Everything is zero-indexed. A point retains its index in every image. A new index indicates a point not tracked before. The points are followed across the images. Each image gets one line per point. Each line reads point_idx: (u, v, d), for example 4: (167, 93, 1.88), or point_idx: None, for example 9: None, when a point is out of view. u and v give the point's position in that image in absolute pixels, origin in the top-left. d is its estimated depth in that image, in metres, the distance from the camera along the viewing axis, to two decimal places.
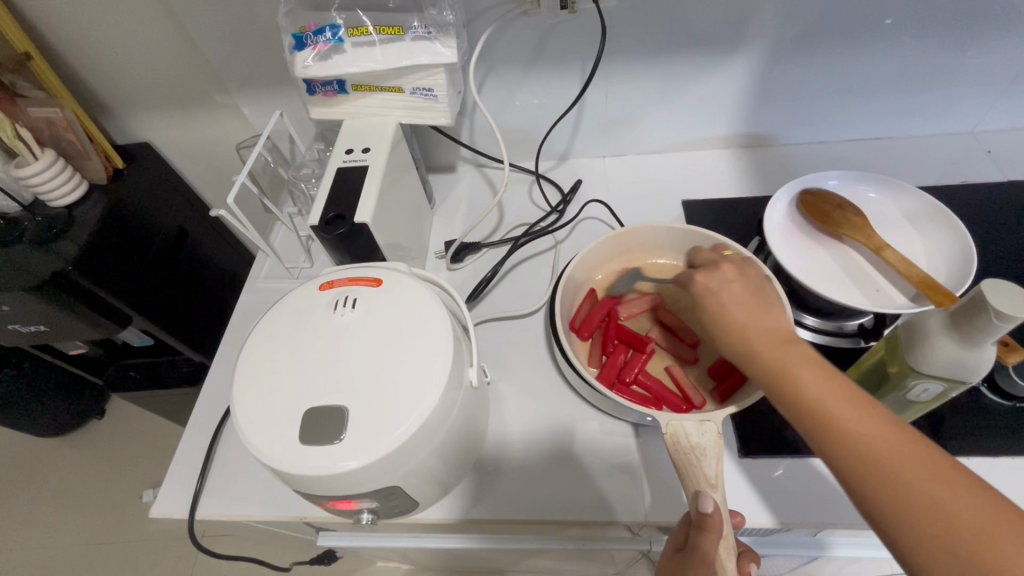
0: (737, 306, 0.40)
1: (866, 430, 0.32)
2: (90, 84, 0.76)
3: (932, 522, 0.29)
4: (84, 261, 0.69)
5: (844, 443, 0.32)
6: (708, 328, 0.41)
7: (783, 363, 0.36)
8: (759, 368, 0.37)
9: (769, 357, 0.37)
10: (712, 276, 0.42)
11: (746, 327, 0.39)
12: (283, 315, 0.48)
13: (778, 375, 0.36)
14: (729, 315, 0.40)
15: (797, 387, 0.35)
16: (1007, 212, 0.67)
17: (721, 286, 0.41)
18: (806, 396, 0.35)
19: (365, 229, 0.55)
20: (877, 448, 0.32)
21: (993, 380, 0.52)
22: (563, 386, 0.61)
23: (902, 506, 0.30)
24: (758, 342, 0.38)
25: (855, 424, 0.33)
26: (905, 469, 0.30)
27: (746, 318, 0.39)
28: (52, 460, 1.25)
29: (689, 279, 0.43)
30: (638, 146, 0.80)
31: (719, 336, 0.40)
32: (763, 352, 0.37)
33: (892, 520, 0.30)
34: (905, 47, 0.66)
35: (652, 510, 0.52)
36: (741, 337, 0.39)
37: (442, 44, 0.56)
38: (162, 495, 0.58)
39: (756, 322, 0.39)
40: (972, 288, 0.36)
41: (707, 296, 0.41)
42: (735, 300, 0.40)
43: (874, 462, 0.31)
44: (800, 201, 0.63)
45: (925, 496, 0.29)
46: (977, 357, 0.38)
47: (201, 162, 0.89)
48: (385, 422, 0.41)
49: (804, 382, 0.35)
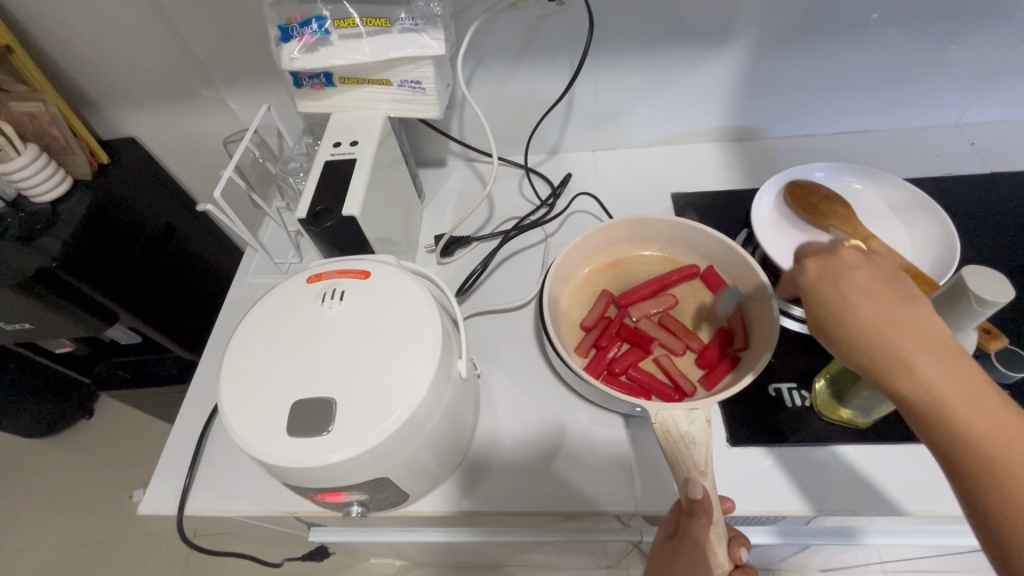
0: (866, 302, 0.35)
1: (1003, 442, 0.30)
2: (73, 77, 0.75)
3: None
4: (69, 257, 0.69)
5: (971, 450, 0.30)
6: (815, 322, 0.37)
7: (908, 360, 0.33)
8: (894, 379, 0.33)
9: (894, 351, 0.33)
10: (827, 265, 0.37)
11: (882, 330, 0.34)
12: (270, 308, 0.48)
13: (903, 376, 0.33)
14: (856, 313, 0.35)
15: (924, 388, 0.32)
16: (990, 204, 0.68)
17: (849, 281, 0.36)
18: (935, 397, 0.32)
19: (353, 222, 0.55)
20: (1011, 461, 0.29)
21: (977, 368, 0.53)
22: (554, 378, 0.61)
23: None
24: (887, 337, 0.34)
25: (988, 430, 0.30)
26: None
27: (877, 313, 0.34)
28: (39, 461, 1.24)
29: (801, 272, 0.38)
30: (628, 139, 0.80)
31: (827, 332, 0.36)
32: (885, 345, 0.34)
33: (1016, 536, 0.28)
34: (891, 39, 0.67)
35: (643, 499, 0.52)
36: (865, 329, 0.34)
37: (430, 36, 0.56)
38: (150, 491, 0.57)
39: (882, 316, 0.34)
40: (954, 275, 0.37)
41: (829, 290, 0.36)
42: (862, 293, 0.35)
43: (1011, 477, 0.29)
44: (786, 193, 0.63)
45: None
46: (959, 342, 0.38)
47: (188, 157, 0.88)
48: (375, 414, 0.40)
49: (932, 383, 0.32)
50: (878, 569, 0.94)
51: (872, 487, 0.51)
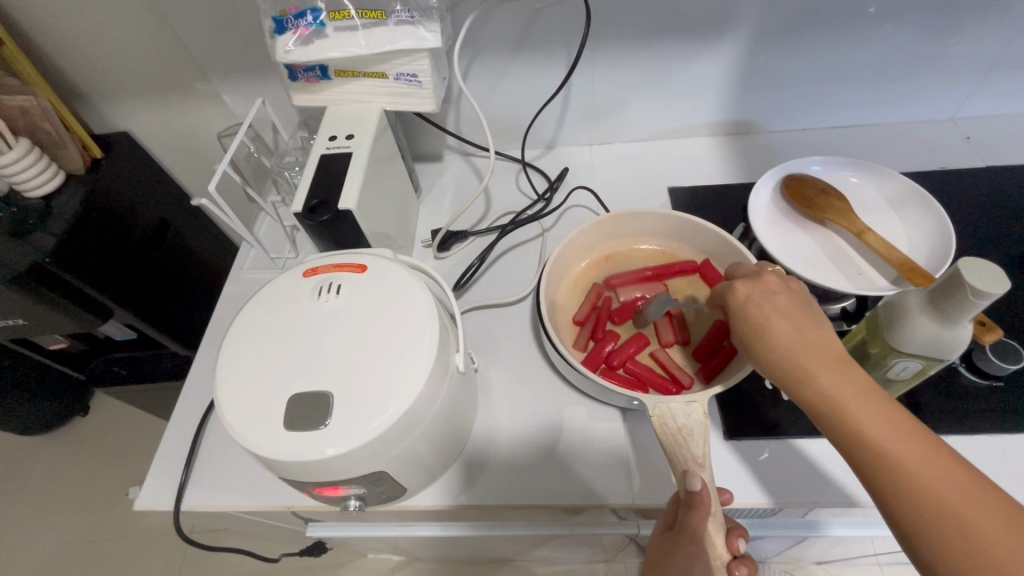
0: (778, 322, 0.39)
1: (891, 439, 0.33)
2: (64, 70, 0.74)
3: (942, 526, 0.30)
4: (62, 252, 0.68)
5: (866, 448, 0.33)
6: (740, 342, 0.41)
7: (809, 372, 0.36)
8: (804, 389, 0.36)
9: (800, 366, 0.37)
10: (749, 291, 0.41)
11: (790, 346, 0.37)
12: (267, 302, 0.47)
13: (811, 385, 0.36)
14: (772, 331, 0.38)
15: (824, 395, 0.35)
16: (985, 198, 0.68)
17: (765, 301, 0.40)
18: (835, 402, 0.35)
19: (349, 216, 0.54)
20: (902, 455, 0.32)
21: (971, 360, 0.53)
22: (550, 372, 0.61)
23: (917, 509, 0.31)
24: (793, 353, 0.37)
25: (879, 428, 0.33)
26: (922, 475, 0.31)
27: (788, 333, 0.38)
28: (34, 459, 1.23)
29: (729, 291, 0.42)
30: (625, 133, 0.80)
31: (750, 351, 0.40)
32: (793, 359, 0.37)
33: (910, 523, 0.31)
34: (887, 33, 0.67)
35: (640, 493, 0.53)
36: (779, 348, 0.38)
37: (425, 29, 0.55)
38: (146, 487, 0.57)
39: (791, 335, 0.38)
40: (950, 266, 0.37)
41: (751, 310, 0.40)
42: (775, 315, 0.39)
43: (902, 471, 0.32)
44: (783, 186, 0.63)
45: (946, 503, 0.30)
46: (955, 334, 0.38)
47: (182, 151, 0.88)
48: (370, 408, 0.40)
49: (829, 390, 0.35)
50: (873, 560, 0.95)
51: (866, 479, 0.51)
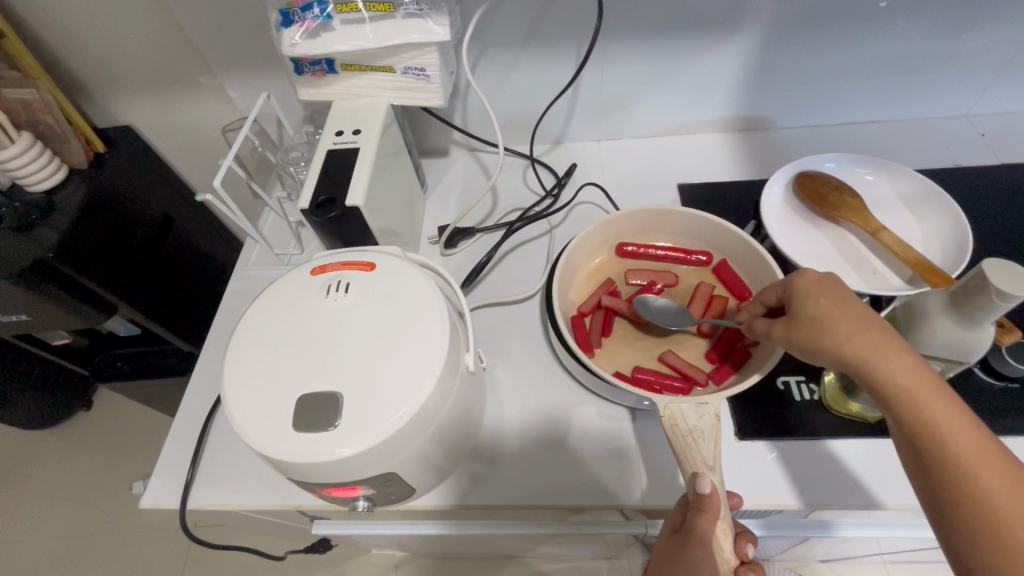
0: (850, 308, 0.38)
1: (960, 439, 0.33)
2: (67, 63, 0.73)
3: (999, 526, 0.31)
4: (65, 248, 0.67)
5: (935, 441, 0.34)
6: (799, 327, 0.39)
7: (883, 360, 0.36)
8: (878, 373, 0.36)
9: (877, 348, 0.36)
10: (818, 278, 0.40)
11: (864, 329, 0.37)
12: (274, 300, 0.47)
13: (885, 372, 0.35)
14: (843, 315, 0.38)
15: (896, 384, 0.35)
16: (1001, 196, 0.67)
17: (838, 286, 0.40)
18: (908, 392, 0.35)
19: (357, 212, 0.53)
20: (966, 455, 0.33)
21: (987, 361, 0.53)
22: (559, 370, 0.61)
23: (975, 507, 0.32)
24: (864, 341, 0.36)
25: (949, 425, 0.34)
26: (987, 478, 0.32)
27: (863, 320, 0.37)
28: (38, 454, 1.23)
29: (799, 276, 0.41)
30: (634, 130, 0.79)
31: (811, 333, 0.38)
32: (867, 345, 0.36)
33: (961, 515, 0.32)
34: (902, 29, 0.66)
35: (650, 494, 0.52)
36: (852, 333, 0.37)
37: (434, 22, 0.54)
38: (152, 485, 0.57)
39: (861, 324, 0.37)
40: (973, 268, 0.36)
41: (826, 292, 0.39)
42: (845, 302, 0.38)
43: (966, 470, 0.33)
44: (796, 184, 0.62)
45: (1004, 509, 0.31)
46: (976, 336, 0.38)
47: (185, 145, 0.87)
48: (381, 410, 0.40)
49: (905, 380, 0.35)
50: (878, 560, 0.94)
51: (879, 480, 0.51)
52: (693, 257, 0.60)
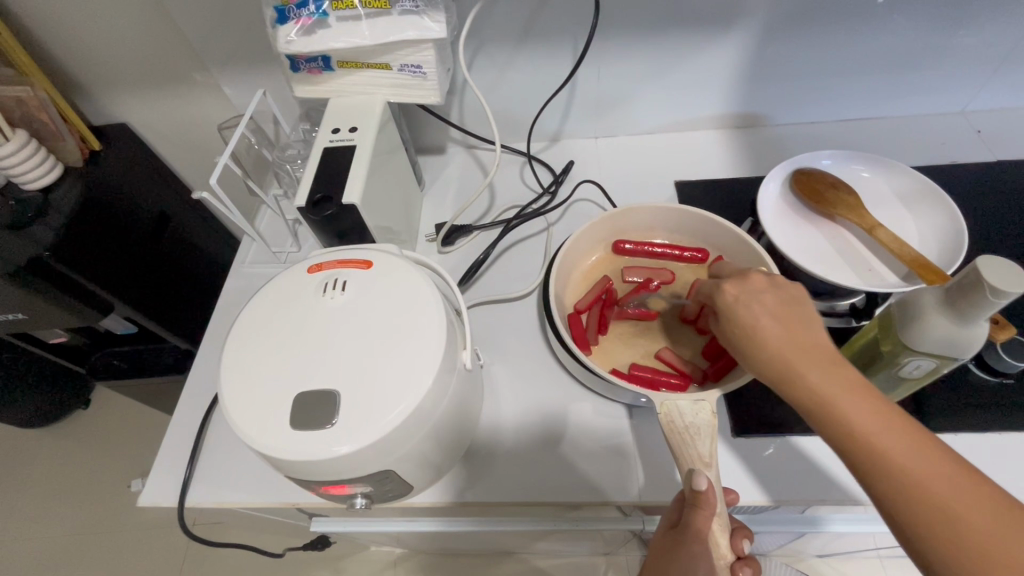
0: (765, 323, 0.39)
1: (883, 436, 0.33)
2: (61, 61, 0.72)
3: (936, 519, 0.30)
4: (61, 246, 0.67)
5: (857, 444, 0.33)
6: (728, 345, 0.41)
7: (800, 372, 0.36)
8: (796, 388, 0.36)
9: (789, 364, 0.37)
10: (735, 292, 0.41)
11: (775, 346, 0.38)
12: (271, 298, 0.47)
13: (802, 384, 0.36)
14: (758, 331, 0.39)
15: (816, 396, 0.35)
16: (997, 193, 0.67)
17: (751, 300, 0.40)
18: (826, 402, 0.35)
19: (354, 210, 0.53)
20: (892, 452, 0.32)
21: (982, 358, 0.53)
22: (556, 367, 0.61)
23: (909, 503, 0.31)
24: (775, 357, 0.38)
25: (870, 425, 0.33)
26: (917, 474, 0.31)
27: (779, 335, 0.38)
28: (36, 452, 1.23)
29: (717, 291, 0.42)
30: (631, 127, 0.79)
31: (735, 351, 0.40)
32: (783, 359, 0.37)
33: (905, 518, 0.31)
34: (899, 25, 0.66)
35: (646, 490, 0.52)
36: (767, 349, 0.38)
37: (431, 19, 0.54)
38: (150, 483, 0.57)
39: (773, 339, 0.38)
40: (967, 265, 0.36)
41: (739, 310, 0.40)
42: (761, 316, 0.39)
43: (892, 467, 0.32)
44: (793, 180, 0.62)
45: (942, 501, 0.30)
46: (969, 333, 0.38)
47: (181, 142, 0.86)
48: (378, 407, 0.40)
49: (821, 389, 0.35)
50: (874, 554, 0.95)
51: None
52: (688, 253, 0.60)
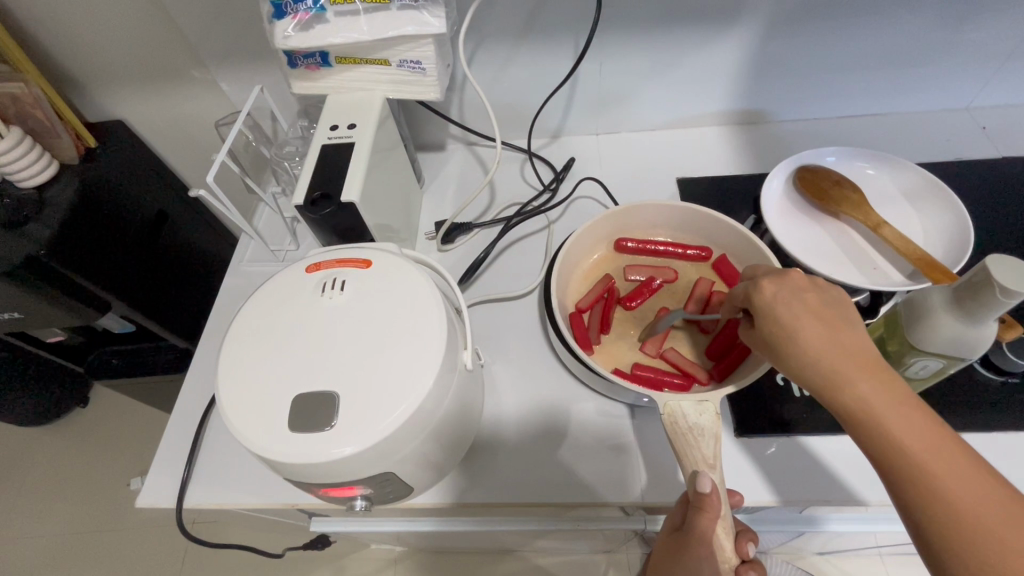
0: (810, 325, 0.37)
1: (925, 450, 0.32)
2: (56, 56, 0.71)
3: (970, 536, 0.30)
4: (57, 244, 0.66)
5: (896, 455, 0.33)
6: (764, 345, 0.40)
7: (843, 378, 0.35)
8: (837, 396, 0.35)
9: (831, 369, 0.36)
10: (774, 292, 0.39)
11: (818, 349, 0.36)
12: (269, 298, 0.46)
13: (844, 391, 0.35)
14: (802, 333, 0.37)
15: (858, 405, 0.34)
16: (1003, 190, 0.66)
17: (793, 299, 0.39)
18: (868, 411, 0.34)
19: (353, 208, 0.53)
20: (932, 466, 0.32)
21: (987, 357, 0.53)
22: (557, 367, 0.60)
23: (943, 518, 0.31)
24: (817, 362, 0.36)
25: (913, 438, 0.32)
26: (958, 492, 0.31)
27: (824, 338, 0.37)
28: (35, 450, 1.23)
29: (757, 290, 0.40)
30: (633, 123, 0.78)
31: (772, 351, 0.39)
32: (827, 364, 0.36)
33: (942, 535, 0.31)
34: (905, 20, 0.65)
35: (649, 491, 0.52)
36: (809, 352, 0.37)
37: (430, 14, 0.53)
38: (148, 484, 0.56)
39: (816, 342, 0.37)
40: (976, 264, 0.35)
41: (779, 309, 0.38)
42: (805, 317, 0.38)
43: (931, 481, 0.31)
44: (797, 178, 0.61)
45: (984, 520, 0.30)
46: (978, 333, 0.37)
47: (178, 139, 0.86)
48: (376, 411, 0.39)
49: (864, 398, 0.34)
50: (875, 552, 0.95)
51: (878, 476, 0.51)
52: (691, 252, 0.59)
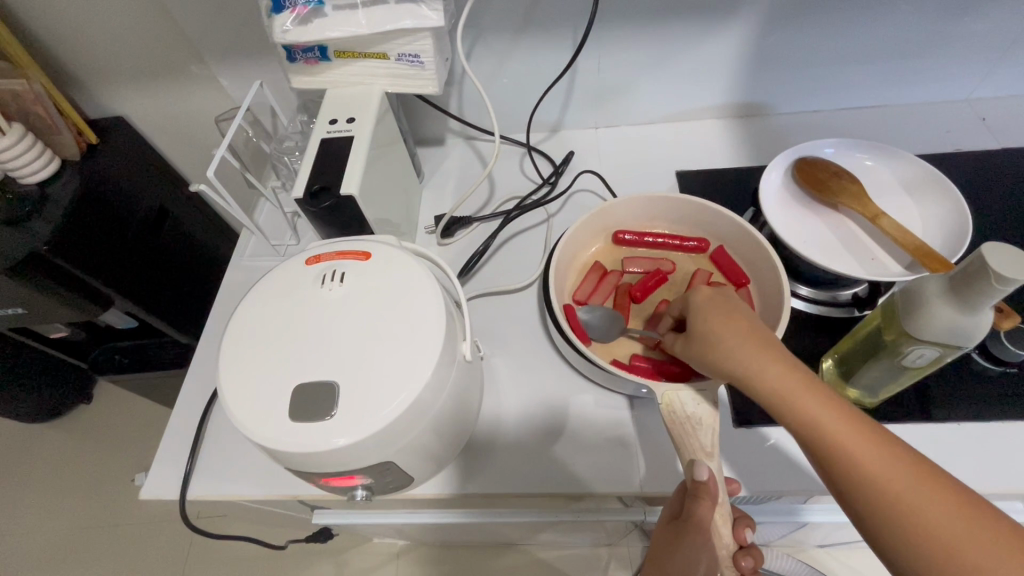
0: (731, 328, 0.39)
1: (843, 433, 0.33)
2: (56, 54, 0.72)
3: (896, 515, 0.31)
4: (60, 240, 0.67)
5: (822, 445, 0.33)
6: (694, 350, 0.41)
7: (759, 372, 0.36)
8: (759, 389, 0.36)
9: (748, 364, 0.37)
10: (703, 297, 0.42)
11: (738, 346, 0.38)
12: (270, 291, 0.46)
13: (766, 387, 0.36)
14: (726, 337, 0.39)
15: (776, 396, 0.35)
16: (1002, 181, 0.66)
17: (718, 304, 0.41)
18: (786, 402, 0.35)
19: (352, 202, 0.53)
20: (850, 450, 0.33)
21: (985, 347, 0.53)
22: (556, 359, 0.61)
23: (871, 499, 0.32)
24: (736, 358, 0.38)
25: (828, 424, 0.33)
26: (877, 473, 0.32)
27: (743, 335, 0.38)
28: (41, 446, 1.24)
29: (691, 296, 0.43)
30: (632, 116, 0.79)
31: (702, 355, 0.40)
32: (745, 359, 0.37)
33: (873, 518, 0.32)
34: (903, 12, 0.65)
35: (647, 481, 0.52)
36: (729, 349, 0.38)
37: (428, 7, 0.53)
38: (151, 476, 0.57)
39: (736, 337, 0.38)
40: (971, 252, 0.36)
41: (705, 314, 0.41)
42: (727, 322, 0.39)
43: (858, 470, 0.32)
44: (795, 169, 0.61)
45: (905, 499, 0.31)
46: (973, 322, 0.37)
47: (179, 136, 0.86)
48: (370, 403, 0.39)
49: (781, 388, 0.35)
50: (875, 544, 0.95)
51: None
52: (688, 243, 0.59)
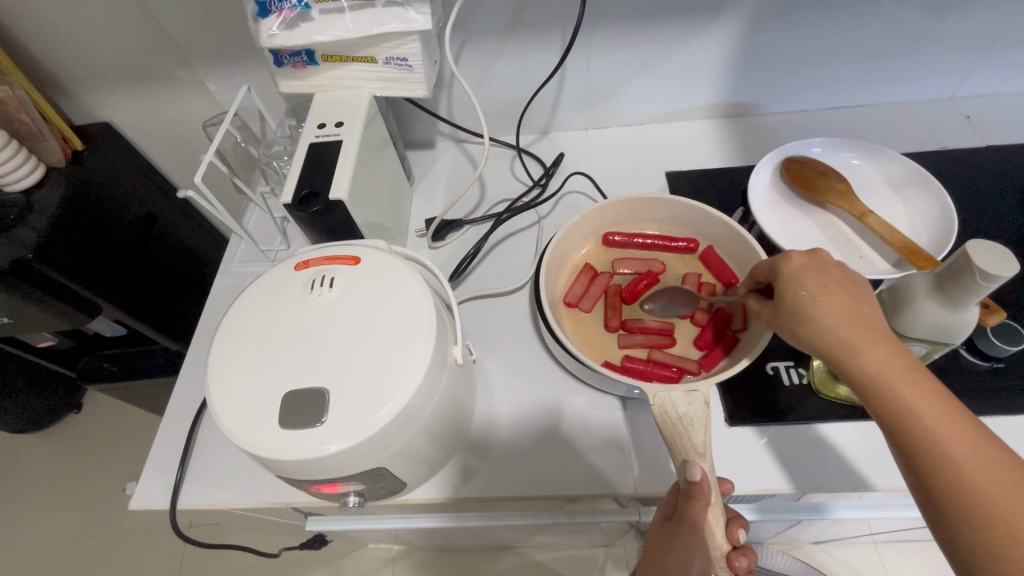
0: (832, 301, 0.37)
1: (938, 420, 0.33)
2: (38, 59, 0.71)
3: (974, 504, 0.31)
4: (44, 248, 0.66)
5: (913, 426, 0.33)
6: (782, 321, 0.40)
7: (859, 351, 0.36)
8: (858, 368, 0.35)
9: (849, 343, 0.36)
10: (803, 263, 0.40)
11: (836, 323, 0.37)
12: (259, 297, 0.46)
13: (863, 366, 0.35)
14: (825, 309, 0.37)
15: (869, 376, 0.35)
16: (986, 178, 0.67)
17: (819, 275, 0.39)
18: (883, 384, 0.34)
19: (341, 206, 0.53)
20: (943, 437, 0.32)
21: (973, 343, 0.53)
22: (549, 361, 0.60)
23: (953, 486, 0.32)
24: (835, 334, 0.36)
25: (926, 410, 0.33)
26: (965, 463, 0.32)
27: (842, 311, 0.37)
28: (29, 457, 1.22)
29: (784, 261, 0.41)
30: (621, 117, 0.79)
31: (787, 328, 0.39)
32: (844, 339, 0.36)
33: (951, 506, 0.32)
34: (888, 11, 0.65)
35: (641, 481, 0.52)
36: (827, 324, 0.37)
37: (415, 10, 0.53)
38: (140, 486, 0.56)
39: (836, 313, 0.37)
40: (956, 250, 0.36)
41: (805, 283, 0.39)
42: (828, 294, 0.38)
43: (951, 458, 0.32)
44: (783, 169, 0.62)
45: (985, 491, 0.31)
46: (960, 319, 0.38)
47: (166, 141, 0.85)
48: (361, 410, 0.39)
49: (879, 372, 0.35)
50: (868, 540, 0.95)
51: (870, 460, 0.51)
52: (678, 244, 0.59)
